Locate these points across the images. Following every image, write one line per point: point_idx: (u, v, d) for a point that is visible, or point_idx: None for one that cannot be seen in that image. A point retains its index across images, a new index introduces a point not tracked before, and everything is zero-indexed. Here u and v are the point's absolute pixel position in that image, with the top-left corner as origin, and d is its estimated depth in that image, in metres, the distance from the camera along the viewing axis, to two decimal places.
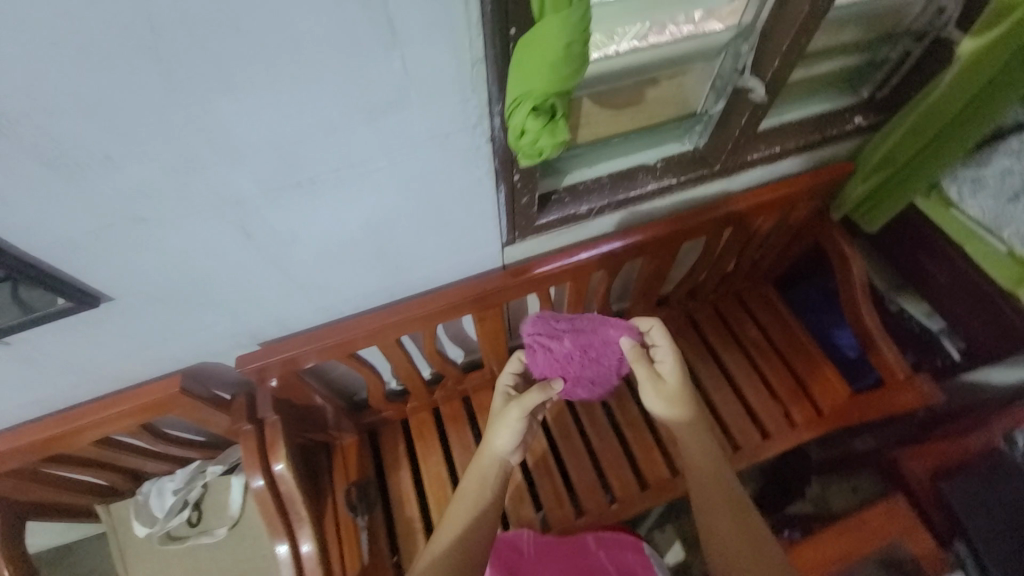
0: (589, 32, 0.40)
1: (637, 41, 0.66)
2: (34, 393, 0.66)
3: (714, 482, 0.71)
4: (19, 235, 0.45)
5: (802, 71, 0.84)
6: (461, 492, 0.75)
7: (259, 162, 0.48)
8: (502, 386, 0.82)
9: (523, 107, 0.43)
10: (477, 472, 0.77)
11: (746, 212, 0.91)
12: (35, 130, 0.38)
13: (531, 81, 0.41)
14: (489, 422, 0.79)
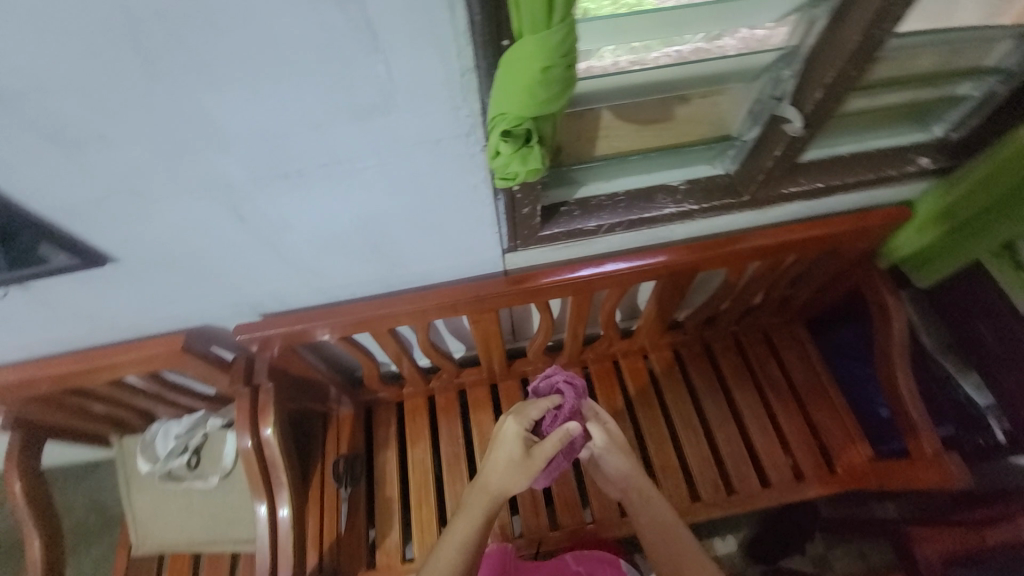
0: (574, 58, 0.39)
1: (707, 43, 0.63)
2: (56, 333, 0.73)
3: (666, 533, 0.74)
4: (29, 197, 0.49)
5: (861, 101, 0.75)
6: (463, 527, 0.72)
7: (247, 152, 0.49)
8: (523, 430, 0.73)
9: (496, 128, 0.42)
10: (483, 510, 0.72)
11: (773, 248, 0.84)
12: (31, 106, 0.41)
13: (506, 103, 0.40)
14: (507, 466, 0.72)
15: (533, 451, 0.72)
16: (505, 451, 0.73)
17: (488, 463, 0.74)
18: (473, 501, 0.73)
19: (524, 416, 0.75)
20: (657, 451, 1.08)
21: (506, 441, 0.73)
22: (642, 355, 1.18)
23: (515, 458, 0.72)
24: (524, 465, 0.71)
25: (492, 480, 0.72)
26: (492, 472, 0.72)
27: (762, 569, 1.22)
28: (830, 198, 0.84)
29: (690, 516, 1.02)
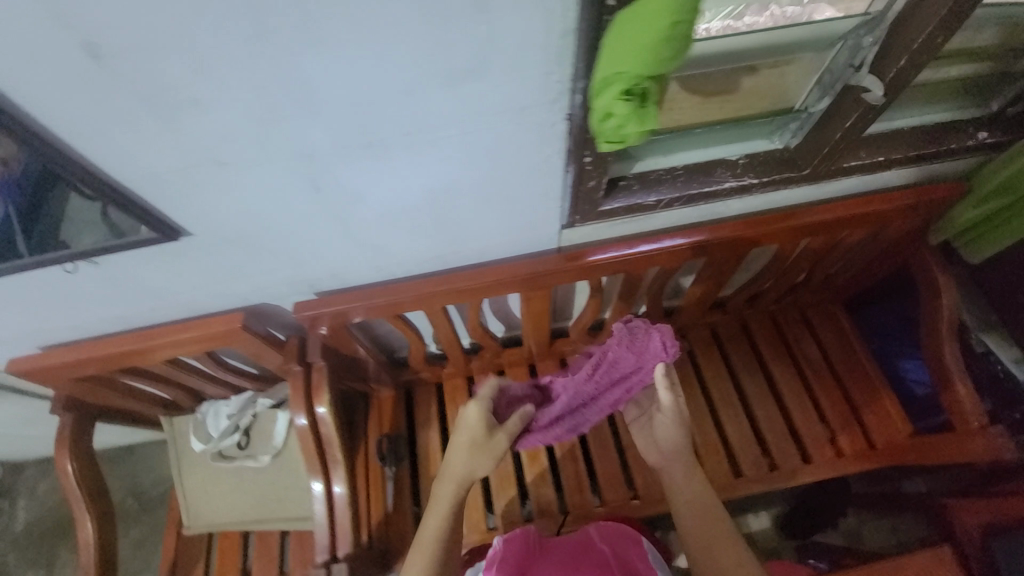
0: (698, 11, 0.37)
1: (731, 21, 0.60)
2: (116, 311, 0.73)
3: (705, 513, 0.75)
4: (115, 165, 0.48)
5: (928, 73, 0.75)
6: (436, 518, 0.75)
7: (336, 119, 0.48)
8: (482, 412, 0.77)
9: (612, 88, 0.40)
10: (450, 504, 0.75)
11: (828, 224, 0.84)
12: (133, 66, 0.40)
13: (625, 61, 0.39)
14: (470, 452, 0.76)
15: (494, 434, 0.77)
16: (466, 434, 0.77)
17: (452, 450, 0.77)
18: (442, 494, 0.76)
19: (482, 398, 0.78)
20: (698, 428, 1.09)
21: (467, 425, 0.77)
22: (681, 334, 1.18)
23: (475, 441, 0.76)
24: (486, 447, 0.76)
25: (456, 470, 0.76)
26: (457, 460, 0.76)
27: (796, 544, 1.23)
28: (885, 173, 0.83)
29: (733, 492, 1.04)
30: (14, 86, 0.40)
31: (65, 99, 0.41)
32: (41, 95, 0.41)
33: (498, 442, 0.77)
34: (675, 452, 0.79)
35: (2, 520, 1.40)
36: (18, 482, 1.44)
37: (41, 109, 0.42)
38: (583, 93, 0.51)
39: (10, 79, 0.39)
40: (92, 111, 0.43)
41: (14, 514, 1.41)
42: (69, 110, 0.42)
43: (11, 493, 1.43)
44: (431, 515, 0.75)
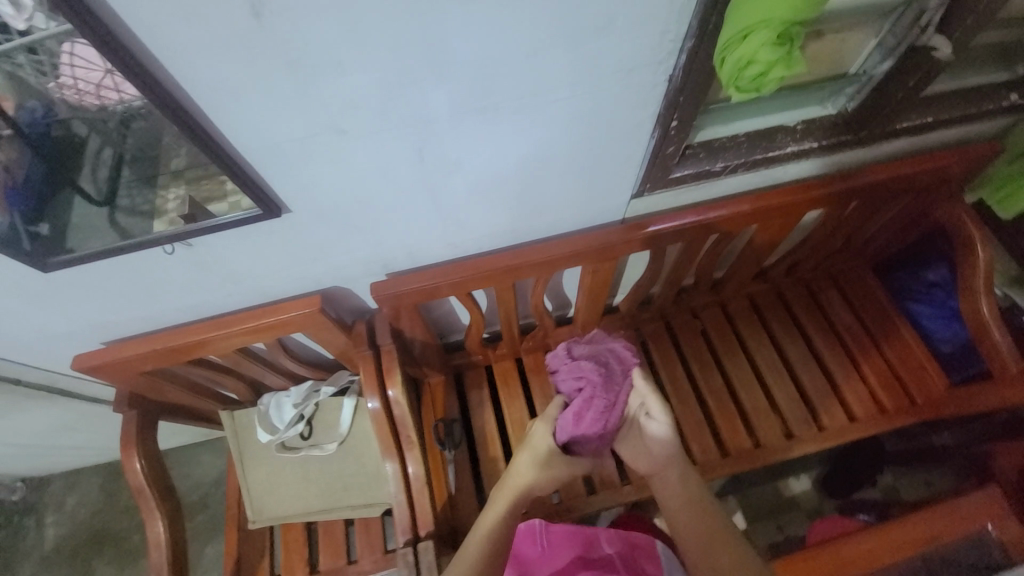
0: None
1: None
2: (192, 298, 0.72)
3: (698, 508, 0.73)
4: (238, 133, 0.48)
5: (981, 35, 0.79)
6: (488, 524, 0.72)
7: (461, 82, 0.49)
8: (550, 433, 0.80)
9: (759, 34, 0.47)
10: (501, 516, 0.73)
11: (879, 185, 0.87)
12: (289, 25, 0.40)
13: (774, 8, 0.46)
14: (533, 466, 0.78)
15: (557, 453, 0.80)
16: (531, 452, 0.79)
17: (516, 461, 0.79)
18: (496, 501, 0.75)
19: (550, 418, 0.81)
20: (747, 395, 1.12)
21: (534, 440, 0.80)
22: (721, 306, 1.21)
23: (540, 458, 0.78)
24: (548, 464, 0.79)
25: (518, 480, 0.76)
26: (520, 470, 0.77)
27: (838, 503, 1.29)
28: (927, 134, 0.87)
29: (788, 454, 1.07)
30: (166, 47, 0.40)
31: (212, 60, 0.41)
32: (189, 57, 0.40)
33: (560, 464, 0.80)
34: (667, 458, 0.77)
35: (30, 538, 1.35)
36: (42, 498, 1.38)
37: (184, 72, 0.41)
38: (689, 52, 0.53)
39: (162, 39, 0.39)
40: (235, 74, 0.42)
41: (42, 531, 1.35)
42: (212, 73, 0.42)
43: (36, 510, 1.38)
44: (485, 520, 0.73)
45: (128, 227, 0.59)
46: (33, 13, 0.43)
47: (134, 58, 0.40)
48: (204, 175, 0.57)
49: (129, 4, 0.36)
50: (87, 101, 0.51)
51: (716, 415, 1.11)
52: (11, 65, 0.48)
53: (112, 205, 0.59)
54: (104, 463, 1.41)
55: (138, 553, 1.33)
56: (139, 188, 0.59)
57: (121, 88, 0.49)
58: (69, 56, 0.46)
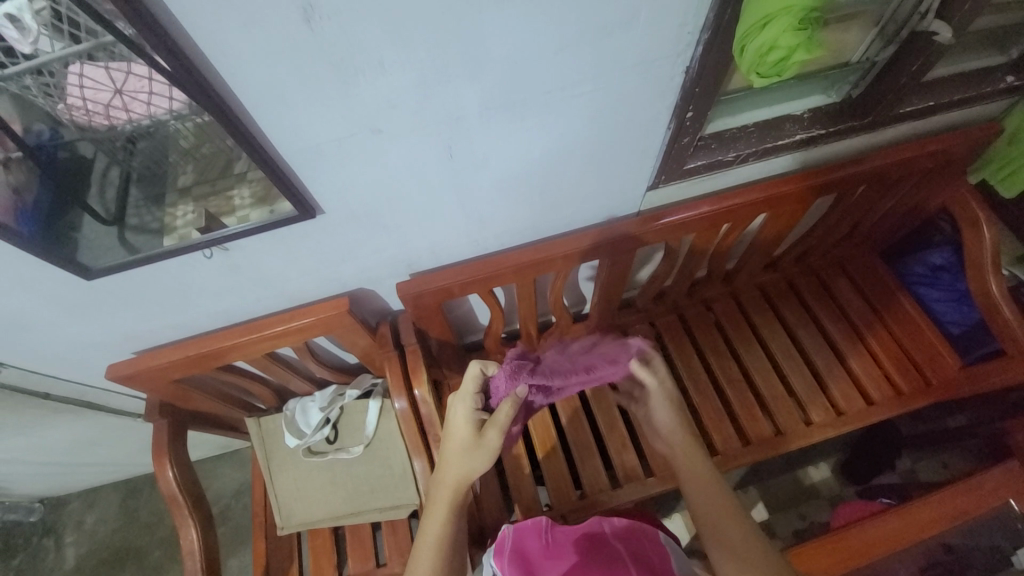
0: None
1: None
2: (224, 303, 0.73)
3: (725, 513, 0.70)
4: (282, 137, 0.50)
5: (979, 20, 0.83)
6: (435, 512, 0.74)
7: (492, 79, 0.51)
8: (471, 411, 0.76)
9: (776, 22, 0.50)
10: (444, 505, 0.74)
11: (885, 169, 0.89)
12: (334, 28, 0.41)
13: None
14: (461, 453, 0.74)
15: (483, 431, 0.74)
16: (457, 435, 0.75)
17: (446, 453, 0.76)
18: (437, 498, 0.74)
19: (467, 394, 0.77)
20: (765, 384, 1.14)
21: (460, 426, 0.76)
22: (734, 297, 1.23)
23: (468, 442, 0.74)
24: (478, 445, 0.74)
25: (450, 472, 0.74)
26: (448, 460, 0.75)
27: (859, 489, 1.30)
28: (929, 118, 0.89)
29: (810, 439, 1.08)
30: (220, 51, 0.41)
31: (263, 65, 0.43)
32: (240, 61, 0.42)
33: (490, 438, 0.73)
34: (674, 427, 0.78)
35: (49, 559, 1.34)
36: (61, 518, 1.38)
37: (234, 78, 0.43)
38: (707, 44, 0.55)
39: (214, 43, 0.40)
40: (282, 78, 0.44)
41: (62, 551, 1.35)
42: (262, 75, 0.44)
43: (55, 530, 1.37)
44: (433, 509, 0.74)
45: (138, 244, 0.61)
46: (39, 36, 0.44)
47: (197, 71, 0.42)
48: (212, 193, 0.61)
49: (192, 15, 0.38)
50: (95, 121, 0.52)
51: (737, 405, 1.12)
52: (18, 87, 0.48)
53: (121, 224, 0.61)
54: (123, 480, 1.41)
55: (161, 568, 1.33)
56: (147, 207, 0.61)
57: (130, 109, 0.52)
58: (77, 77, 0.48)
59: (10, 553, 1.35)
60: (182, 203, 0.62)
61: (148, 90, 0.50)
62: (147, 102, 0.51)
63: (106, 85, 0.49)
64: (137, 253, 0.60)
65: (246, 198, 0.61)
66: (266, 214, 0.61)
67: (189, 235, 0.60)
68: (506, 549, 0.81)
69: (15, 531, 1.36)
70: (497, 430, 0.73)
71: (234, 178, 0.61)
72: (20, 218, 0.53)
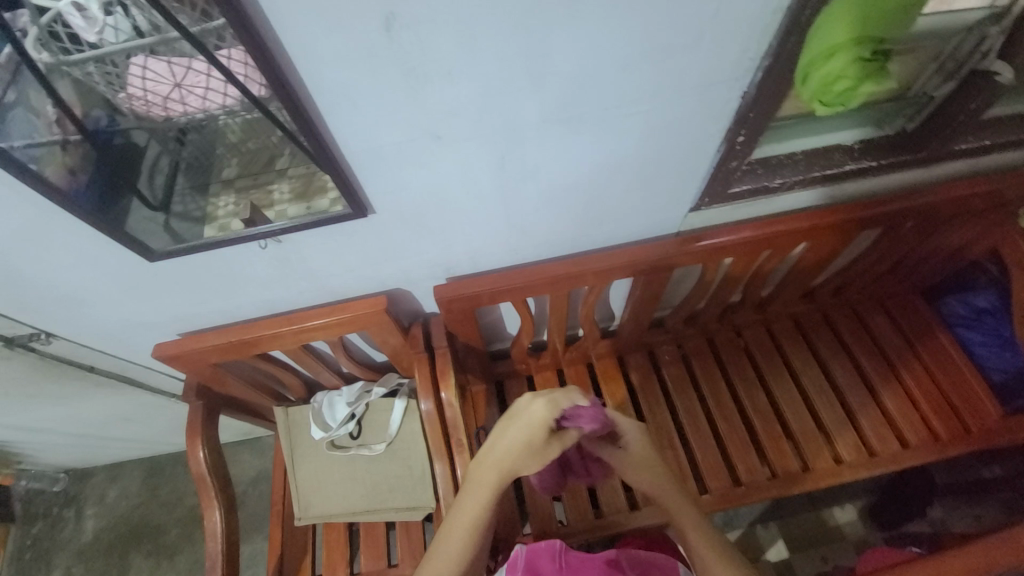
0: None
1: None
2: (268, 293, 0.75)
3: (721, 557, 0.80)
4: (349, 138, 0.52)
5: None
6: (480, 492, 0.76)
7: (553, 93, 0.52)
8: (548, 420, 0.75)
9: (839, 59, 0.50)
10: (491, 491, 0.76)
11: (936, 206, 0.86)
12: (413, 36, 0.43)
13: (837, 37, 0.50)
14: (523, 454, 0.76)
15: (549, 442, 0.76)
16: (524, 434, 0.76)
17: (503, 440, 0.77)
18: (481, 482, 0.76)
19: (554, 403, 0.76)
20: (794, 416, 1.11)
21: (524, 422, 0.75)
22: (765, 325, 1.21)
23: (533, 445, 0.76)
24: (540, 453, 0.76)
25: (504, 465, 0.76)
26: (511, 457, 0.76)
27: (887, 535, 1.25)
28: (985, 157, 0.87)
29: (838, 478, 1.04)
30: (304, 53, 0.43)
31: (342, 68, 0.45)
32: (320, 63, 0.44)
33: (553, 451, 0.76)
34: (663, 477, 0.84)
35: (68, 530, 1.38)
36: (84, 490, 1.42)
37: (313, 78, 0.46)
38: (767, 70, 0.55)
39: (300, 45, 0.43)
40: (356, 81, 0.46)
41: (82, 522, 1.39)
42: (338, 78, 0.46)
43: (77, 501, 1.41)
44: (475, 486, 0.77)
45: (181, 231, 0.64)
46: (103, 26, 0.47)
47: (279, 71, 0.44)
48: (253, 185, 0.65)
49: (284, 18, 0.41)
50: (153, 111, 0.54)
51: (763, 436, 1.09)
52: (82, 75, 0.50)
53: (167, 211, 0.64)
54: (146, 458, 1.45)
55: (174, 548, 1.35)
56: (192, 195, 0.65)
57: (186, 103, 0.53)
58: (139, 69, 0.50)
59: (31, 521, 1.39)
60: (224, 193, 0.66)
61: (204, 86, 0.52)
62: (202, 96, 0.53)
63: (165, 79, 0.51)
64: (180, 239, 0.63)
65: (285, 192, 0.64)
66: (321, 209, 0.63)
67: (228, 227, 0.63)
68: (518, 570, 0.79)
69: (40, 499, 1.41)
70: (561, 446, 0.77)
71: (275, 173, 0.65)
72: (76, 191, 0.54)
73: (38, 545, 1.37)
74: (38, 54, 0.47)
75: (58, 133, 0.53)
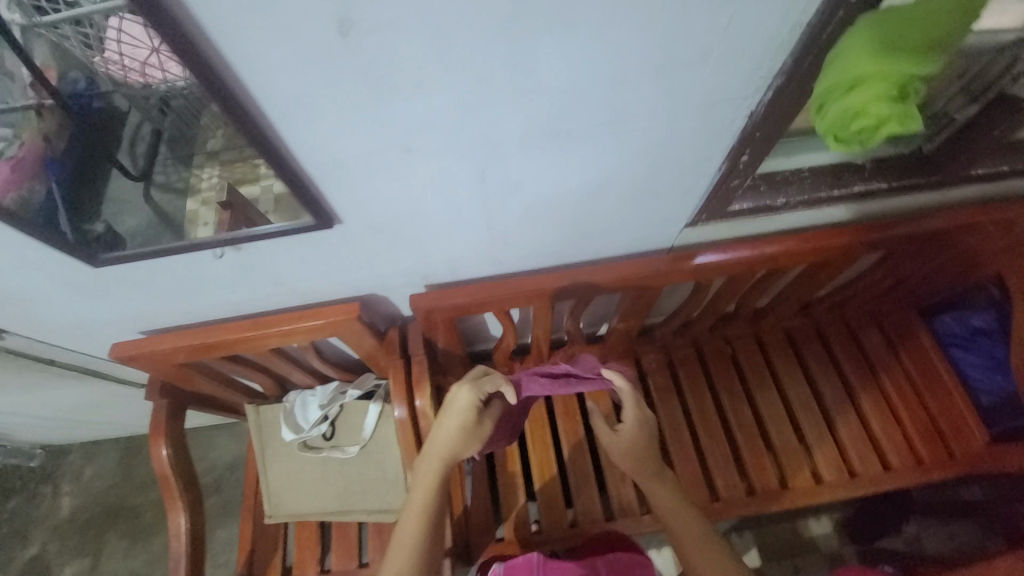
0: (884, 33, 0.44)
1: None
2: (232, 296, 0.71)
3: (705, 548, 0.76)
4: (308, 149, 0.46)
5: None
6: (425, 487, 0.74)
7: (537, 108, 0.47)
8: (476, 401, 0.74)
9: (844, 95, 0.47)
10: (436, 480, 0.74)
11: (945, 232, 0.82)
12: (374, 44, 0.37)
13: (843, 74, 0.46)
14: (458, 437, 0.74)
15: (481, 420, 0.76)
16: (457, 419, 0.74)
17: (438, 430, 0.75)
18: (424, 472, 0.74)
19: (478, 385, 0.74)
20: (777, 432, 1.09)
21: (456, 409, 0.74)
22: (757, 337, 1.17)
23: (466, 427, 0.74)
24: (474, 432, 0.75)
25: (442, 451, 0.74)
26: (446, 442, 0.74)
27: (860, 549, 1.26)
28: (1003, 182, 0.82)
29: (815, 498, 1.03)
30: (245, 59, 0.37)
31: (292, 76, 0.39)
32: (266, 71, 0.38)
33: (487, 429, 0.76)
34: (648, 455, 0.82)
35: (44, 506, 1.37)
36: (60, 466, 1.41)
37: (261, 87, 0.40)
38: (778, 90, 0.50)
39: (237, 48, 0.37)
40: (312, 91, 0.40)
41: (58, 499, 1.37)
42: (289, 84, 0.40)
43: (53, 478, 1.40)
44: (421, 483, 0.74)
45: (163, 204, 0.60)
46: None
47: (221, 77, 0.39)
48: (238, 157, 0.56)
49: (220, 20, 0.35)
50: (132, 77, 0.50)
51: (745, 451, 1.08)
52: (57, 36, 0.47)
53: (149, 180, 0.60)
54: (124, 437, 1.43)
55: (149, 530, 1.35)
56: (175, 166, 0.61)
57: (165, 68, 0.48)
58: (116, 31, 0.46)
59: (5, 496, 1.38)
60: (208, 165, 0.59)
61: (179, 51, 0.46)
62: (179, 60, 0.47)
63: (143, 42, 0.47)
64: (161, 213, 0.59)
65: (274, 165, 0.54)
66: (284, 214, 0.58)
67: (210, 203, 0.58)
68: None
69: (14, 473, 1.39)
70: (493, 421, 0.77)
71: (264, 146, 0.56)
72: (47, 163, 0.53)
73: (11, 521, 1.36)
74: (10, 14, 0.46)
75: (33, 97, 0.51)
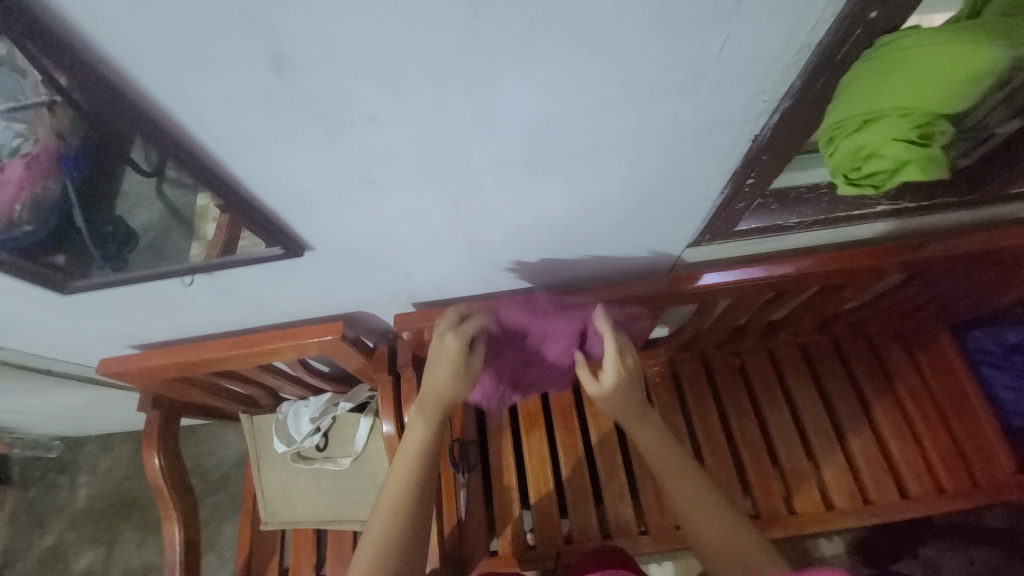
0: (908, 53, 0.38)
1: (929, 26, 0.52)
2: (214, 316, 0.70)
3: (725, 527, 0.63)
4: (264, 183, 0.43)
5: None
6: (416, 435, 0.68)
7: (508, 139, 0.42)
8: (460, 342, 0.66)
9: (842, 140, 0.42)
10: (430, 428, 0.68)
11: (980, 254, 0.74)
12: (314, 80, 0.34)
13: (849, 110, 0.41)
14: (447, 381, 0.67)
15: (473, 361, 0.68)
16: (442, 364, 0.66)
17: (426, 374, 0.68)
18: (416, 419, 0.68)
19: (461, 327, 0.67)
20: (786, 452, 1.04)
21: (443, 355, 0.66)
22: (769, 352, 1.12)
23: (453, 372, 0.66)
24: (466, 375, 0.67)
25: (431, 396, 0.67)
26: (435, 385, 0.67)
27: None
28: None
29: (825, 524, 0.98)
30: (177, 99, 0.34)
31: (232, 114, 0.36)
32: (203, 110, 0.35)
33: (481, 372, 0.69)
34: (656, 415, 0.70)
35: (63, 496, 1.42)
36: (77, 458, 1.46)
37: (200, 125, 0.37)
38: (786, 113, 0.44)
39: (167, 89, 0.33)
40: (256, 128, 0.37)
41: (75, 490, 1.43)
42: (231, 123, 0.36)
43: (71, 469, 1.45)
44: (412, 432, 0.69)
45: (175, 200, 0.58)
46: None
47: (156, 116, 0.35)
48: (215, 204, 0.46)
49: (143, 62, 0.31)
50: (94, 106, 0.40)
51: (750, 472, 1.03)
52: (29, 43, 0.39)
53: (162, 176, 0.56)
54: (136, 432, 1.47)
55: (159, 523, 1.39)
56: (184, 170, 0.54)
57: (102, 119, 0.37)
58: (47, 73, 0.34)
59: (27, 485, 1.43)
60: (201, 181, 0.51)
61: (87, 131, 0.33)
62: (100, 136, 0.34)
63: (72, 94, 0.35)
64: (173, 209, 0.58)
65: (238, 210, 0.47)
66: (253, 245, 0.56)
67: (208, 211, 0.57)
68: None
69: (35, 464, 1.45)
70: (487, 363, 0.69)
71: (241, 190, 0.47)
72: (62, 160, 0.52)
73: (32, 509, 1.42)
74: None
75: (43, 94, 0.47)
